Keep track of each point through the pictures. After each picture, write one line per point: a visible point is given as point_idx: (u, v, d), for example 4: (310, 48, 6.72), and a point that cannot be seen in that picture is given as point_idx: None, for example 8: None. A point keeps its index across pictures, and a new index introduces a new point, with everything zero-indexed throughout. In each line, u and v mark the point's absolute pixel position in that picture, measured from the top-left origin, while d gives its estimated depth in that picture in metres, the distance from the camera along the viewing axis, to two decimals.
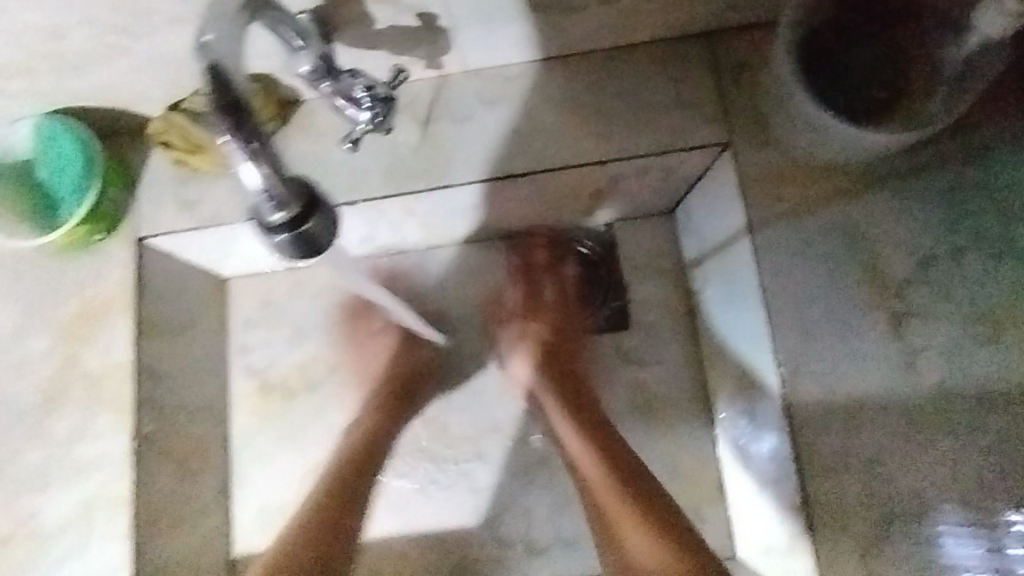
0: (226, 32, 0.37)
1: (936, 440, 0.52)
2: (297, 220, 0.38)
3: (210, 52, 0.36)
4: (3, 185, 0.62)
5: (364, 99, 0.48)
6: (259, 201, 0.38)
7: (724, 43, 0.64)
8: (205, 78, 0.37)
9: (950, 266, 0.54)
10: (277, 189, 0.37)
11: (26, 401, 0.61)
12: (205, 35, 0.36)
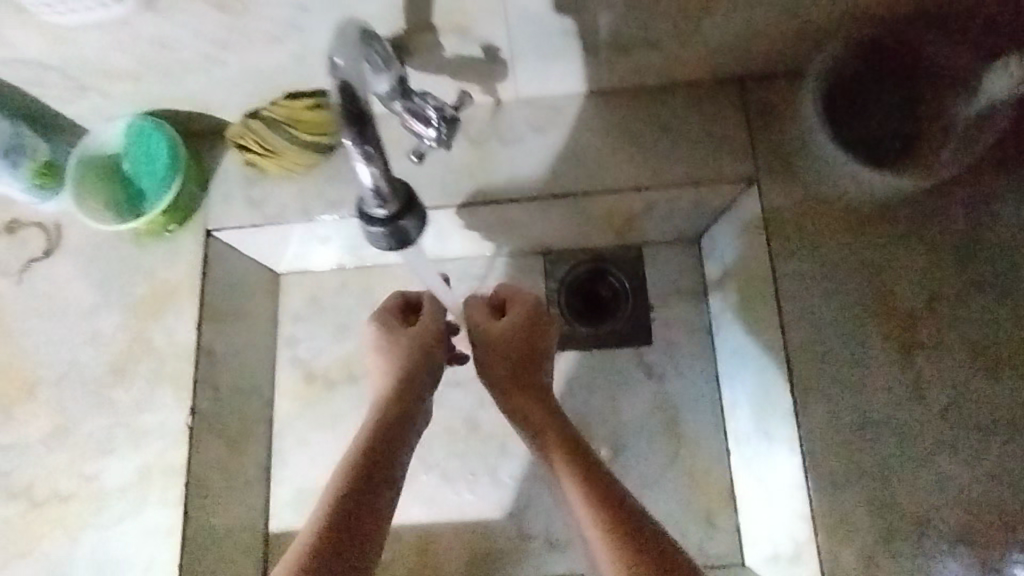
0: (354, 55, 0.39)
1: (934, 456, 0.59)
2: (394, 217, 0.44)
3: (341, 74, 0.39)
4: (92, 176, 0.69)
5: (433, 117, 0.50)
6: (367, 197, 0.44)
7: (756, 84, 0.68)
8: (336, 92, 0.40)
9: (957, 305, 0.62)
10: (384, 192, 0.43)
11: (100, 370, 0.69)
12: (336, 56, 0.39)
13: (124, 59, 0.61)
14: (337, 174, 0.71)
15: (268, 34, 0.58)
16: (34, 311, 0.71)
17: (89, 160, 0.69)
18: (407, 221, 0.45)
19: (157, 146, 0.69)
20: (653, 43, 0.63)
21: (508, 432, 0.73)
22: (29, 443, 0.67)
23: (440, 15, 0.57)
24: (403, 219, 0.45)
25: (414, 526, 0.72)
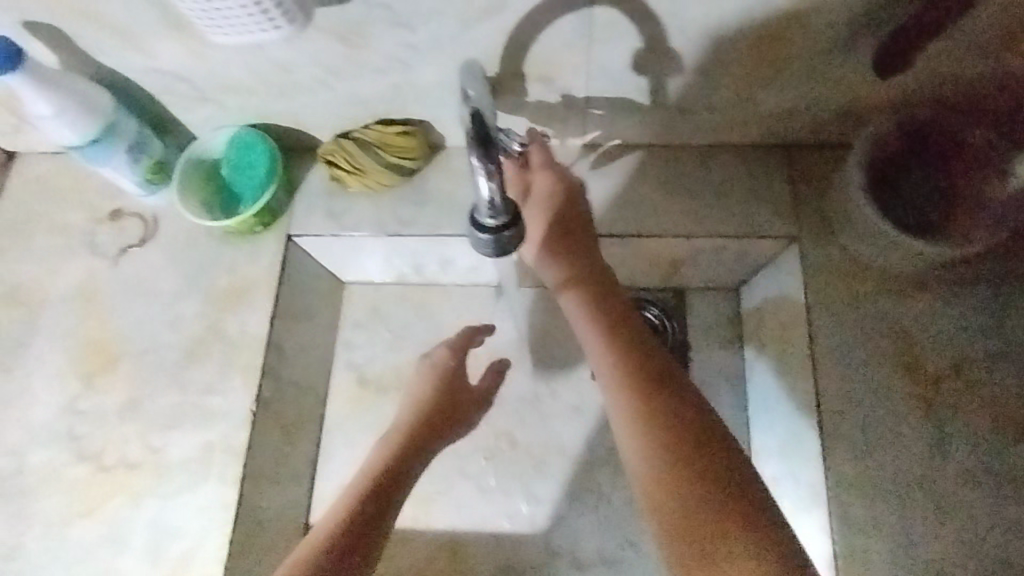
0: (481, 86, 0.46)
1: (956, 514, 0.62)
2: (502, 227, 0.51)
3: (473, 104, 0.45)
4: (195, 175, 0.77)
5: None
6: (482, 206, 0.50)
7: (802, 153, 0.75)
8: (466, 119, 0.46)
9: (981, 372, 0.66)
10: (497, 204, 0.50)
11: (175, 352, 0.75)
12: (468, 89, 0.46)
13: (245, 76, 0.69)
14: (414, 196, 0.77)
15: (375, 66, 0.66)
16: (124, 292, 0.77)
17: (194, 168, 0.77)
18: (513, 232, 0.52)
19: (258, 152, 0.76)
20: (714, 106, 0.70)
21: (545, 450, 0.77)
22: (105, 412, 0.73)
23: (530, 64, 0.65)
24: (507, 232, 0.51)
25: (447, 533, 0.75)
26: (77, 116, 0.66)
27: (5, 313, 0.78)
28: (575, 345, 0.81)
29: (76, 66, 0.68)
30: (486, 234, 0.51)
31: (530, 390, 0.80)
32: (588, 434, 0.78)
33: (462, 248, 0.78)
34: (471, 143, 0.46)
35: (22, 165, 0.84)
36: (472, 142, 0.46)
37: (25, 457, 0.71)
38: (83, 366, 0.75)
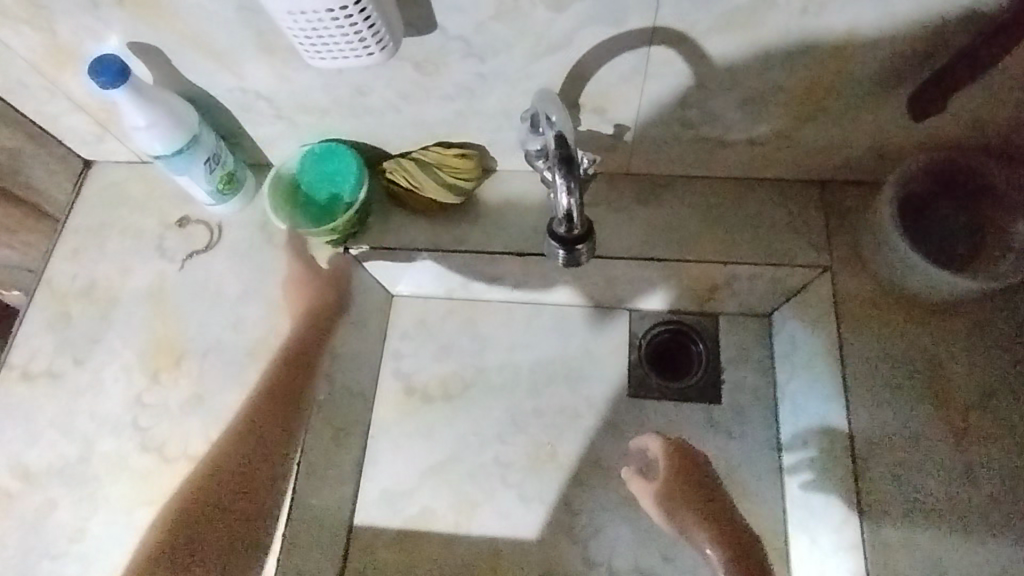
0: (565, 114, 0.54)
1: (987, 540, 0.64)
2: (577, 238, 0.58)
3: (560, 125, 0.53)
4: (281, 194, 0.81)
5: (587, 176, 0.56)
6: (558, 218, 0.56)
7: (836, 189, 0.79)
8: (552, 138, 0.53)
9: (1010, 402, 0.69)
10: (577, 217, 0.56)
11: (235, 352, 0.79)
12: (553, 114, 0.53)
13: (322, 97, 0.74)
14: (466, 215, 0.82)
15: (444, 93, 0.72)
16: (190, 294, 0.82)
17: (295, 209, 0.81)
18: (585, 246, 0.58)
19: (337, 159, 0.81)
20: (756, 141, 0.75)
21: (582, 462, 0.81)
22: (170, 406, 0.77)
23: (587, 96, 0.70)
24: (580, 244, 0.58)
25: (487, 539, 0.78)
26: (168, 129, 0.71)
27: (79, 310, 0.83)
28: (613, 362, 0.85)
29: (169, 83, 0.75)
30: (556, 242, 0.58)
31: (569, 403, 0.83)
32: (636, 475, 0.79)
33: (508, 266, 0.82)
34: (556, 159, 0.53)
35: (97, 172, 0.90)
36: (555, 161, 0.53)
37: (93, 445, 0.76)
38: (149, 361, 0.80)
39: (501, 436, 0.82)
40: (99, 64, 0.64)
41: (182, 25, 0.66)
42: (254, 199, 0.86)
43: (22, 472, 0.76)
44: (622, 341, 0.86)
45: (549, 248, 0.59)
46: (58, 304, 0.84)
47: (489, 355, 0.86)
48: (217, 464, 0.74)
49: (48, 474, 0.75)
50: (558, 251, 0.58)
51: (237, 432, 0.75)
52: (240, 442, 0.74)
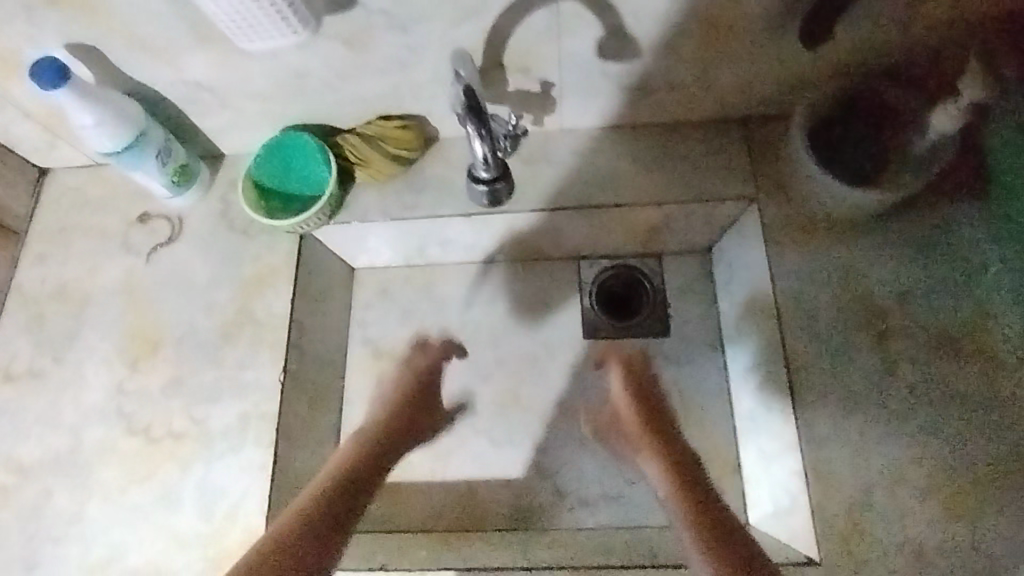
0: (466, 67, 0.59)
1: (910, 427, 0.70)
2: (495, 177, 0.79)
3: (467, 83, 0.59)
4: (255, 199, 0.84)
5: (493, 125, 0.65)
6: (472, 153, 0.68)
7: (757, 125, 0.85)
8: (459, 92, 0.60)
9: (924, 300, 0.75)
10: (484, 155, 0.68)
11: (207, 334, 0.83)
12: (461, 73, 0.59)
13: (261, 82, 0.78)
14: (414, 183, 0.87)
15: (376, 67, 0.76)
16: (159, 285, 0.86)
17: (269, 201, 0.84)
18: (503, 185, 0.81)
19: (294, 146, 0.84)
20: (675, 84, 0.80)
21: (546, 404, 0.86)
22: (150, 390, 0.81)
23: (510, 57, 0.75)
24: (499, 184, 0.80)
25: (464, 480, 0.84)
26: (114, 124, 0.74)
27: (53, 311, 0.87)
28: (567, 308, 0.90)
29: (113, 83, 0.78)
30: (482, 185, 0.80)
31: (530, 349, 0.89)
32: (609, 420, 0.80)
33: (459, 228, 0.87)
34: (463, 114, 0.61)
35: (55, 179, 0.93)
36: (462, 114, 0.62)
37: (81, 434, 0.80)
38: (126, 351, 0.84)
39: (468, 386, 0.88)
40: (39, 68, 0.68)
41: (116, 22, 0.69)
42: (210, 189, 0.90)
43: (16, 468, 0.80)
44: (573, 288, 0.91)
45: (476, 191, 0.81)
46: (31, 307, 0.87)
47: (449, 313, 0.91)
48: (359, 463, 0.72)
49: (41, 467, 0.79)
50: (483, 194, 0.81)
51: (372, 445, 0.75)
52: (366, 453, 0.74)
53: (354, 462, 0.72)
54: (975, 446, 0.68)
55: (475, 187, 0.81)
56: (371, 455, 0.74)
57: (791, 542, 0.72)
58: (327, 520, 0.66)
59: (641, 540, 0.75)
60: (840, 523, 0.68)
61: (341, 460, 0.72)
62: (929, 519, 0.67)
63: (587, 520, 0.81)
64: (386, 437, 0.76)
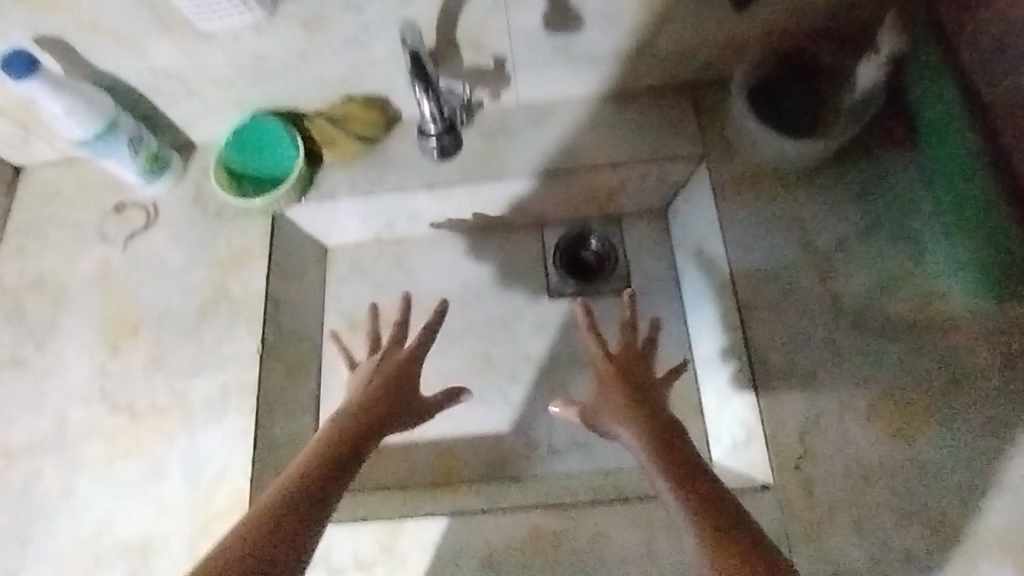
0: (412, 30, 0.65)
1: (853, 359, 0.75)
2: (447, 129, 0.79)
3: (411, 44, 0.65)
4: (225, 181, 0.86)
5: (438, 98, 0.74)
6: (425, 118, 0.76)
7: (701, 90, 0.90)
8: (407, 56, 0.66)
9: (861, 241, 0.79)
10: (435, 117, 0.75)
11: (186, 313, 0.86)
12: (407, 38, 0.65)
13: (226, 68, 0.82)
14: (379, 160, 0.90)
15: (335, 47, 0.80)
16: (137, 270, 0.89)
17: (243, 185, 0.87)
18: (452, 137, 0.80)
19: (261, 128, 0.87)
20: (620, 53, 0.85)
21: (516, 364, 0.91)
22: (133, 370, 0.84)
23: (462, 32, 0.79)
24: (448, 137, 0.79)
25: (441, 439, 0.88)
26: (84, 113, 0.77)
27: (33, 301, 0.89)
28: (531, 273, 0.95)
29: (82, 74, 0.81)
30: (431, 140, 0.79)
31: (498, 313, 0.93)
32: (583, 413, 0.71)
33: (424, 200, 0.91)
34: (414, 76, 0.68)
35: (29, 176, 0.96)
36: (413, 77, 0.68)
37: (67, 416, 0.83)
38: (107, 335, 0.86)
39: (441, 351, 0.92)
40: (9, 60, 0.71)
41: (82, 13, 0.72)
42: (183, 176, 0.93)
43: (4, 450, 0.82)
44: (537, 253, 0.96)
45: (427, 145, 0.80)
46: (11, 299, 0.89)
47: (419, 283, 0.96)
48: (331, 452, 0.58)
49: (29, 448, 0.82)
50: (433, 148, 0.80)
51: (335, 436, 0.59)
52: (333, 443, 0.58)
53: (334, 445, 0.58)
54: (921, 370, 0.73)
55: (425, 142, 0.79)
56: (339, 444, 0.58)
57: (750, 472, 0.76)
58: (286, 523, 0.50)
59: (608, 481, 0.79)
60: (789, 448, 0.73)
61: (317, 443, 0.58)
62: (873, 439, 0.72)
63: (560, 468, 0.85)
64: (374, 414, 0.63)
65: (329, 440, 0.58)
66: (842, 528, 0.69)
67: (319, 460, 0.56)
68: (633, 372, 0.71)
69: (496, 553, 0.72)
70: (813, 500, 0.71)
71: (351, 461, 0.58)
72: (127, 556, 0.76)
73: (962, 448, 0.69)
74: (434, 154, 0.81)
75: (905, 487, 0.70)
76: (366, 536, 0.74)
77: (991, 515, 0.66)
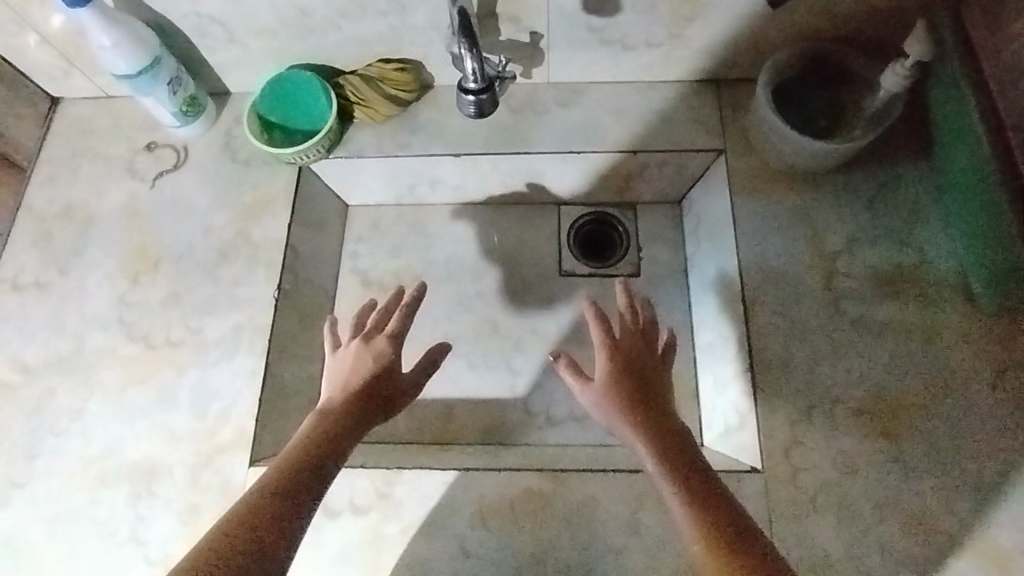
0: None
1: (848, 356, 0.77)
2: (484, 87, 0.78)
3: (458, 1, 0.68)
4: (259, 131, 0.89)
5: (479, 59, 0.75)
6: (468, 72, 0.75)
7: (727, 86, 0.92)
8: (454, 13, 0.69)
9: (866, 245, 0.82)
10: (476, 72, 0.75)
11: (207, 253, 0.88)
12: None
13: (270, 19, 0.84)
14: (408, 124, 0.92)
15: (377, 8, 0.82)
16: (162, 208, 0.91)
17: (271, 133, 0.90)
18: (490, 99, 0.80)
19: (296, 83, 0.89)
20: (653, 43, 0.87)
21: (522, 333, 0.93)
22: (151, 302, 0.87)
23: (502, 6, 0.81)
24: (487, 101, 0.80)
25: (441, 398, 0.90)
26: (131, 48, 0.80)
27: (59, 228, 0.92)
28: (543, 249, 0.98)
29: (129, 13, 0.83)
30: (470, 95, 0.78)
31: (509, 283, 0.96)
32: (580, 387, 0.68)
33: (447, 167, 0.93)
34: (461, 28, 0.69)
35: (65, 108, 0.98)
36: (460, 29, 0.70)
37: (84, 340, 0.85)
38: (129, 267, 0.89)
39: (449, 314, 0.95)
40: None
41: None
42: (215, 122, 0.95)
43: (22, 366, 0.85)
44: (552, 230, 0.99)
45: (463, 101, 0.80)
46: (38, 225, 0.92)
47: (435, 249, 0.98)
48: (316, 444, 0.60)
49: (45, 367, 0.84)
50: (470, 105, 0.80)
51: (322, 425, 0.62)
52: (329, 420, 0.63)
53: (319, 435, 0.61)
54: (912, 374, 0.76)
55: (462, 98, 0.79)
56: (326, 427, 0.62)
57: (740, 456, 0.77)
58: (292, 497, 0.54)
59: (601, 453, 0.82)
60: (779, 435, 0.75)
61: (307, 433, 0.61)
62: (860, 435, 0.74)
63: (555, 436, 0.87)
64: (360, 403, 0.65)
65: (327, 424, 0.62)
66: (823, 514, 0.72)
67: (317, 442, 0.60)
68: (635, 355, 0.70)
69: (486, 510, 0.74)
70: (799, 486, 0.73)
71: (336, 452, 0.60)
72: (131, 478, 0.79)
73: (942, 452, 0.73)
74: (469, 112, 0.81)
75: (888, 485, 0.72)
76: (362, 481, 0.76)
77: (992, 524, 0.70)
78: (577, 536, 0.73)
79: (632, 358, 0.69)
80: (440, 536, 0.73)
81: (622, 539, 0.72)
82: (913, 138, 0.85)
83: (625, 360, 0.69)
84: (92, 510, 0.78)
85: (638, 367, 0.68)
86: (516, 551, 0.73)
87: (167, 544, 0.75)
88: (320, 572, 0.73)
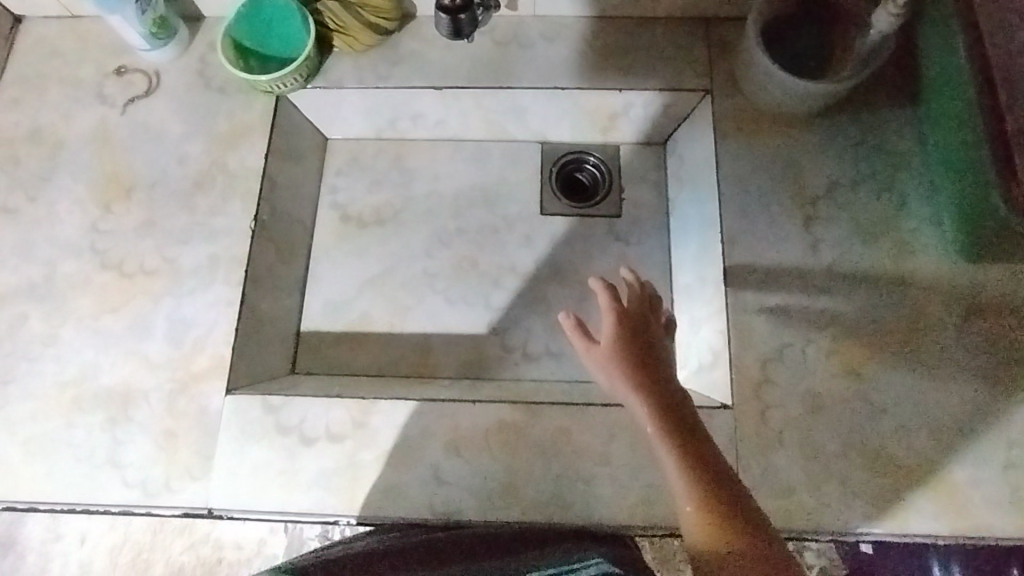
0: None
1: (823, 299, 0.78)
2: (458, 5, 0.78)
3: None
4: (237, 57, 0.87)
5: None
6: None
7: (717, 25, 0.90)
8: None
9: (848, 191, 0.82)
10: None
11: (181, 182, 0.87)
12: None
13: None
14: (388, 55, 0.90)
15: None
16: (134, 134, 0.89)
17: (248, 61, 0.87)
18: (466, 19, 0.79)
19: (271, 7, 0.86)
20: None
21: (501, 272, 0.93)
22: (124, 230, 0.85)
23: None
24: (464, 20, 0.79)
25: (420, 334, 0.91)
26: None
27: (28, 152, 0.89)
28: (525, 188, 0.97)
29: None
30: (444, 13, 0.78)
31: (489, 222, 0.96)
32: (585, 356, 0.62)
33: (429, 101, 0.91)
34: None
35: (29, 27, 0.94)
36: None
37: (55, 267, 0.84)
38: (101, 194, 0.87)
39: (429, 251, 0.94)
40: None
41: None
42: (187, 47, 0.92)
43: None
44: (534, 169, 0.98)
45: (439, 20, 0.79)
46: (4, 148, 0.89)
47: (416, 185, 0.97)
48: None
49: (15, 293, 0.83)
50: (446, 25, 0.79)
51: None
52: None
53: None
54: (883, 317, 0.77)
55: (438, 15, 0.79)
56: None
57: (711, 393, 0.79)
58: None
59: (577, 389, 0.83)
60: (750, 373, 0.76)
61: None
62: (831, 375, 0.76)
63: (531, 372, 0.89)
64: None
65: None
66: (791, 450, 0.74)
67: None
68: (643, 330, 0.62)
69: (462, 439, 0.75)
70: (767, 421, 0.75)
71: None
72: (107, 403, 0.79)
73: (908, 394, 0.75)
74: (445, 32, 0.80)
75: (856, 423, 0.75)
76: (339, 411, 0.77)
77: (951, 461, 0.73)
78: (549, 465, 0.75)
79: (641, 333, 0.62)
80: (413, 464, 0.75)
81: (594, 468, 0.74)
82: (901, 83, 0.85)
83: (633, 335, 0.61)
84: (68, 434, 0.78)
85: (647, 343, 0.62)
86: (489, 480, 0.74)
87: (145, 467, 0.76)
88: (297, 496, 0.75)
